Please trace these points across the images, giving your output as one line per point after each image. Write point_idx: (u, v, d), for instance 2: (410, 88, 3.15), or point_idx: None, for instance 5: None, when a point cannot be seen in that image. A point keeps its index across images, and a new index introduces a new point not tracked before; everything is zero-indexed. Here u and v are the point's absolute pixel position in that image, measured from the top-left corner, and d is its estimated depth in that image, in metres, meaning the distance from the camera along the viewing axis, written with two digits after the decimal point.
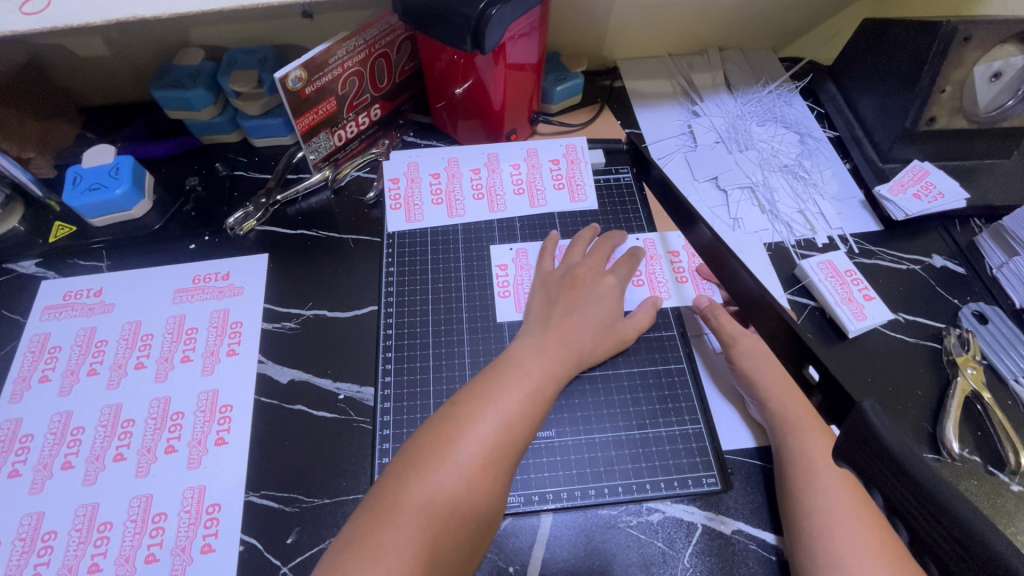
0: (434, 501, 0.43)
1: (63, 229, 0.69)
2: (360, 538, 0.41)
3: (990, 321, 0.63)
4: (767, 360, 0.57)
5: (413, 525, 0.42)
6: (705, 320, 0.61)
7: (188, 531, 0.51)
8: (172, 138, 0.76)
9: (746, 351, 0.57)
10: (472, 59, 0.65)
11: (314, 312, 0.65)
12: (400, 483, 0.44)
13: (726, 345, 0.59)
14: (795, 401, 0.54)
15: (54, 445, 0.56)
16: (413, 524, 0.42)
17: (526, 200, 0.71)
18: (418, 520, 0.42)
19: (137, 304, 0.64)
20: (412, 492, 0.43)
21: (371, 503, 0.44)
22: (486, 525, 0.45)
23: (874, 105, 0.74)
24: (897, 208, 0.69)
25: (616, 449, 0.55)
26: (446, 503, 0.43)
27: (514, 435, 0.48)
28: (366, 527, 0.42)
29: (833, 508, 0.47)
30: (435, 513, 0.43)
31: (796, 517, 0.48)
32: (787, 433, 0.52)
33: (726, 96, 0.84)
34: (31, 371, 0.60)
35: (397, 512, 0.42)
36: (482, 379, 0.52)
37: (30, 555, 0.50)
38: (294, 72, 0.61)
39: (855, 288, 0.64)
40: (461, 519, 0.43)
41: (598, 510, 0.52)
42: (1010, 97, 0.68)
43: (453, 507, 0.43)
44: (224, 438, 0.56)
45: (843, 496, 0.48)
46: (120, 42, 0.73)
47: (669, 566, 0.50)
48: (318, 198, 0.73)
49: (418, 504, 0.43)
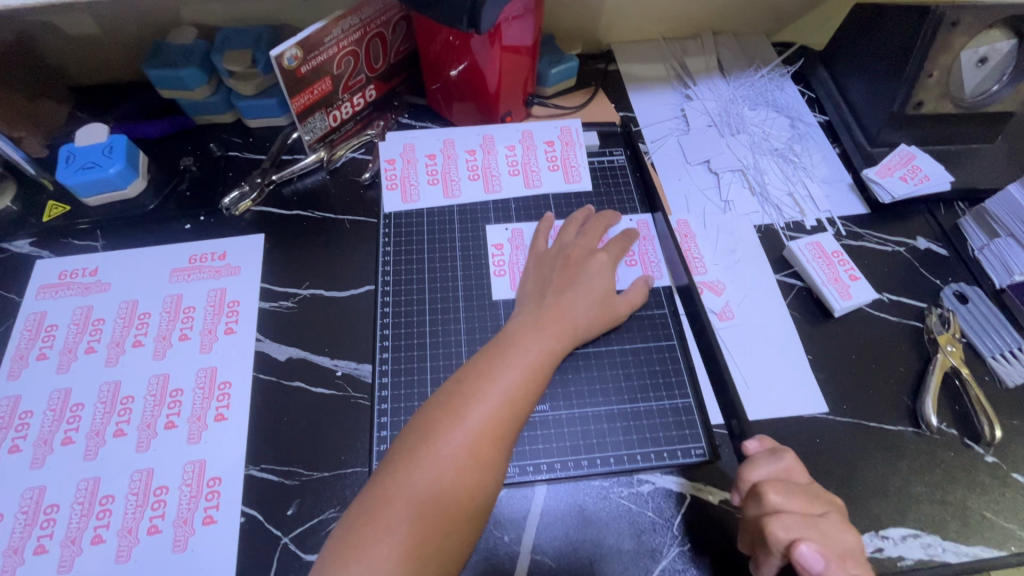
0: (444, 473, 0.45)
1: (58, 208, 0.69)
2: (375, 508, 0.43)
3: (970, 301, 0.65)
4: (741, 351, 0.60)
5: (423, 496, 0.44)
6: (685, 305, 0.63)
7: (190, 504, 0.52)
8: (165, 118, 0.76)
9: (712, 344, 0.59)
10: (466, 40, 0.65)
11: (311, 292, 0.65)
12: (411, 458, 0.45)
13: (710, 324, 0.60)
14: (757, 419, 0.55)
15: (53, 421, 0.56)
16: (424, 495, 0.44)
17: (521, 181, 0.72)
18: (429, 491, 0.44)
19: (133, 283, 0.65)
20: (425, 466, 0.45)
21: (382, 477, 0.45)
22: (493, 494, 0.47)
23: (864, 89, 0.76)
24: (884, 190, 0.70)
25: (608, 422, 0.56)
26: (455, 475, 0.45)
27: (517, 409, 0.49)
28: (379, 499, 0.44)
29: None
30: (445, 484, 0.44)
31: None
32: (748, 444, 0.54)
33: (720, 80, 0.85)
34: (28, 349, 0.60)
35: (409, 484, 0.44)
36: (485, 355, 0.53)
37: (34, 528, 0.51)
38: (290, 51, 0.61)
39: (841, 268, 0.66)
40: (472, 490, 0.45)
41: (591, 481, 0.54)
42: (994, 83, 0.70)
43: (462, 479, 0.45)
44: (224, 414, 0.57)
45: None
46: (110, 19, 0.73)
47: (658, 534, 0.52)
48: (313, 179, 0.73)
49: (429, 477, 0.44)
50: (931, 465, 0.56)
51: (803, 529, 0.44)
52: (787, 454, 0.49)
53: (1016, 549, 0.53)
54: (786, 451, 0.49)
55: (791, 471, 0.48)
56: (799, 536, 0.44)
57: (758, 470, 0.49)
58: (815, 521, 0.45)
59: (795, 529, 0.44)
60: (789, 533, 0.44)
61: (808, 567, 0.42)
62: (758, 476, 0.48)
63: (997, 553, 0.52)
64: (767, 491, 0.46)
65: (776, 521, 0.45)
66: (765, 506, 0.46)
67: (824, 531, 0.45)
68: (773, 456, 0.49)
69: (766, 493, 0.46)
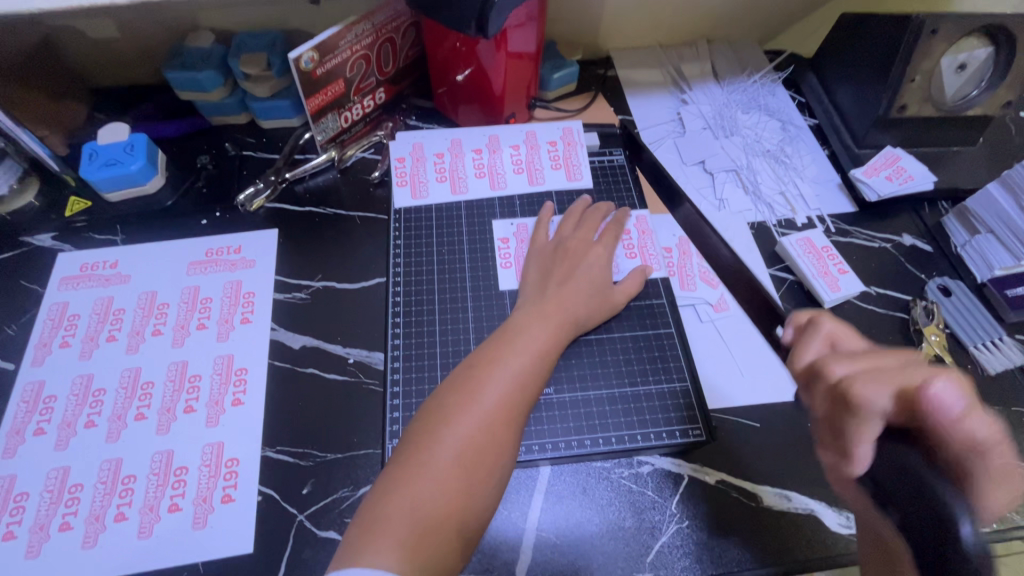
0: (463, 451, 0.47)
1: (79, 203, 0.72)
2: (398, 484, 0.46)
3: (953, 294, 0.68)
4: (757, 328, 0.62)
5: (442, 475, 0.46)
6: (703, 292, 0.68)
7: (209, 483, 0.55)
8: (182, 118, 0.79)
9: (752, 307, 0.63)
10: (473, 45, 0.69)
11: (323, 284, 0.68)
12: (427, 441, 0.48)
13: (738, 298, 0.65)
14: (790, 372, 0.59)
15: (76, 405, 0.58)
16: (446, 471, 0.46)
17: (525, 178, 0.75)
18: (447, 471, 0.46)
19: (152, 275, 0.67)
20: (439, 448, 0.47)
21: (400, 458, 0.47)
22: (507, 471, 0.49)
23: (851, 94, 0.79)
24: (870, 189, 0.74)
25: (610, 405, 0.59)
26: (474, 452, 0.47)
27: (525, 394, 0.52)
28: (398, 479, 0.46)
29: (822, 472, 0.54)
30: (462, 466, 0.47)
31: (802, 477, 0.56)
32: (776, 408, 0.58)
33: (714, 85, 0.89)
34: (51, 337, 0.63)
35: (431, 461, 0.46)
36: (495, 342, 0.55)
37: (59, 506, 0.53)
38: (307, 54, 0.64)
39: (831, 263, 0.69)
40: (487, 470, 0.48)
41: (592, 462, 0.57)
42: (973, 88, 0.74)
43: (478, 460, 0.47)
44: (240, 398, 0.59)
45: None
46: (131, 24, 0.76)
47: (657, 511, 0.54)
48: (325, 177, 0.76)
49: (447, 458, 0.47)
50: None
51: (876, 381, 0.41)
52: (823, 322, 0.51)
53: (998, 526, 0.55)
54: (823, 320, 0.51)
55: (834, 337, 0.49)
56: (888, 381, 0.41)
57: (807, 351, 0.49)
58: (886, 369, 0.42)
59: (889, 384, 0.40)
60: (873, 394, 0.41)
61: (938, 408, 0.38)
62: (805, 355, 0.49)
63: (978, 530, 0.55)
64: (830, 364, 0.44)
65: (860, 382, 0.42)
66: (835, 377, 0.44)
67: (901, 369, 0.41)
68: (812, 332, 0.50)
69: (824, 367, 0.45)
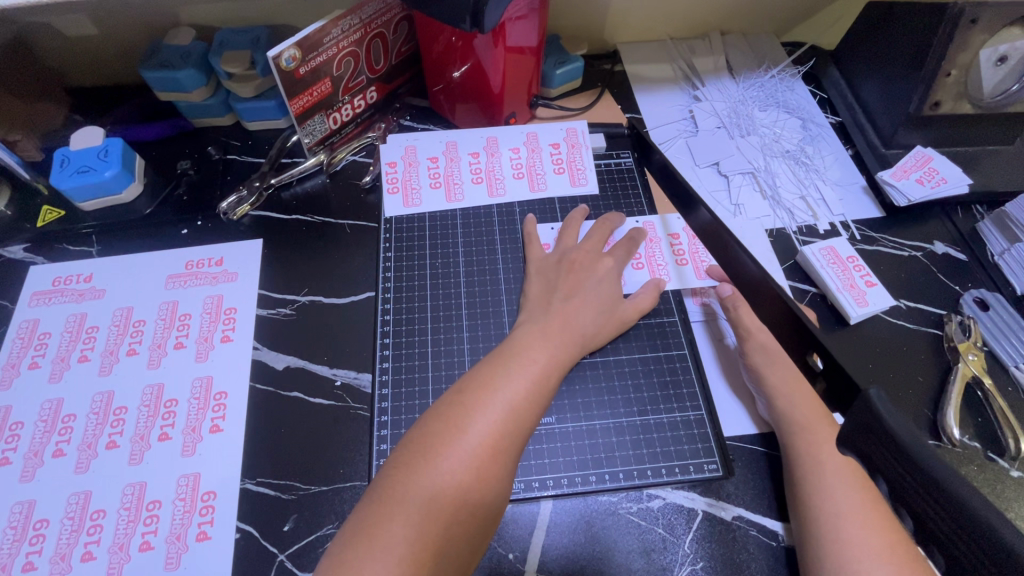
0: (444, 489, 0.42)
1: (53, 213, 0.68)
2: (369, 529, 0.40)
3: (991, 308, 0.63)
4: (779, 358, 0.55)
5: (423, 513, 0.41)
6: (725, 309, 0.60)
7: (183, 519, 0.51)
8: (163, 121, 0.75)
9: (758, 346, 0.56)
10: (469, 40, 0.64)
11: (309, 298, 0.63)
12: (408, 474, 0.43)
13: (740, 339, 0.57)
14: (806, 401, 0.52)
15: (44, 433, 0.55)
16: (423, 513, 0.41)
17: (525, 184, 0.70)
18: (428, 509, 0.41)
19: (128, 290, 0.63)
20: (420, 483, 0.42)
21: (377, 492, 0.42)
22: (501, 503, 0.45)
23: (879, 89, 0.73)
24: (900, 193, 0.68)
25: (616, 435, 0.54)
26: (470, 479, 0.43)
27: (520, 422, 0.47)
28: (375, 515, 0.41)
29: (841, 512, 0.46)
30: (448, 502, 0.42)
31: (804, 517, 0.48)
32: (794, 435, 0.51)
33: (729, 80, 0.83)
34: (20, 357, 0.59)
35: (406, 502, 0.41)
36: (488, 365, 0.50)
37: (22, 544, 0.49)
38: (288, 51, 0.60)
39: (856, 274, 0.64)
40: (471, 509, 0.43)
41: (598, 497, 0.52)
42: (1014, 82, 0.67)
43: (465, 496, 0.42)
44: (219, 425, 0.55)
45: (853, 498, 0.47)
46: (107, 20, 0.71)
47: (669, 552, 0.49)
48: (313, 182, 0.72)
49: (430, 493, 0.42)
50: None
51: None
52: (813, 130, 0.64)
53: None
54: None
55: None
56: None
57: None
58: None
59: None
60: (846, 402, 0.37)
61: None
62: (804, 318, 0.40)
63: None
64: None
65: None
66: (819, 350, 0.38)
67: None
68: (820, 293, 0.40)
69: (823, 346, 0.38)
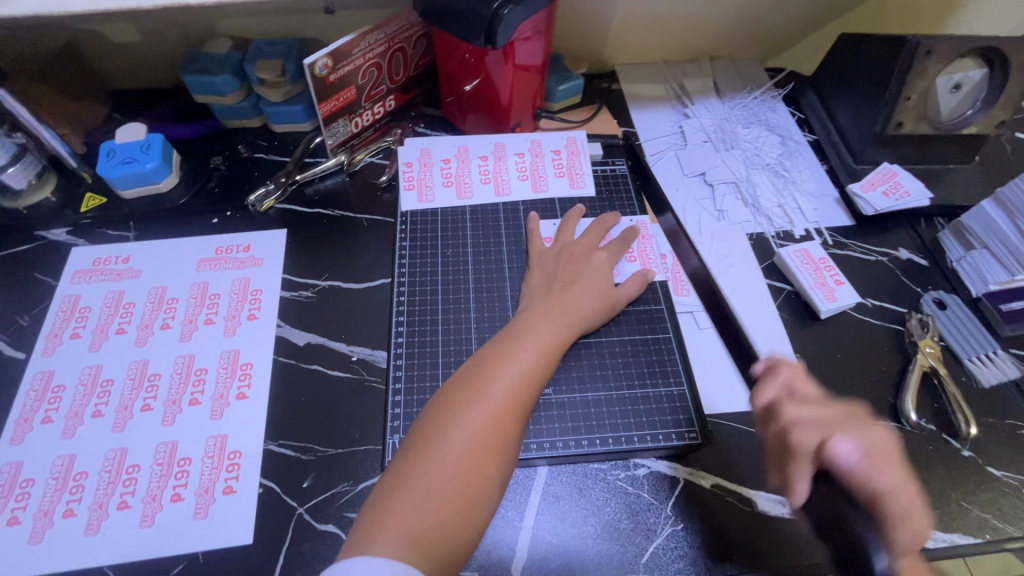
0: (470, 446, 0.48)
1: (95, 200, 0.74)
2: (406, 478, 0.46)
3: (948, 307, 0.69)
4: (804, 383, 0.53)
5: (452, 467, 0.47)
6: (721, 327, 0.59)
7: (212, 474, 0.55)
8: (198, 121, 0.82)
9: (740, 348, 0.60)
10: (482, 57, 0.71)
11: (329, 283, 0.69)
12: (437, 434, 0.48)
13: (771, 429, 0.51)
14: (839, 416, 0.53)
15: (84, 395, 0.60)
16: (453, 465, 0.47)
17: (529, 185, 0.77)
18: (456, 464, 0.47)
19: (162, 270, 0.69)
20: (449, 441, 0.48)
21: (411, 451, 0.48)
22: (516, 460, 0.51)
23: (849, 111, 0.81)
24: (868, 204, 0.75)
25: (607, 406, 0.60)
26: (490, 438, 0.48)
27: (531, 390, 0.52)
28: (410, 469, 0.47)
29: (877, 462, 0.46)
30: (472, 457, 0.47)
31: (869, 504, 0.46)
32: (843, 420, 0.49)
33: (715, 100, 0.91)
34: (62, 328, 0.64)
35: (438, 456, 0.47)
36: (500, 343, 0.56)
37: (64, 493, 0.54)
38: (321, 60, 0.67)
39: (827, 274, 0.71)
40: (493, 463, 0.48)
41: (589, 463, 0.57)
42: (968, 108, 0.76)
43: (486, 452, 0.48)
44: (245, 392, 0.60)
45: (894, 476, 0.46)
46: (153, 29, 0.78)
47: (653, 513, 0.55)
48: (333, 180, 0.78)
49: (456, 451, 0.47)
50: (910, 457, 0.59)
51: (822, 430, 0.48)
52: (784, 368, 0.54)
53: (990, 537, 0.56)
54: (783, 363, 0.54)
55: (793, 381, 0.53)
56: (830, 435, 0.47)
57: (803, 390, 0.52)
58: (832, 421, 0.48)
59: (820, 432, 0.48)
60: (816, 438, 0.47)
61: (842, 463, 0.46)
62: (767, 397, 0.52)
63: (972, 540, 0.55)
64: (783, 408, 0.50)
65: (798, 427, 0.48)
66: (784, 420, 0.50)
67: (845, 426, 0.48)
68: (772, 375, 0.53)
69: (782, 408, 0.50)
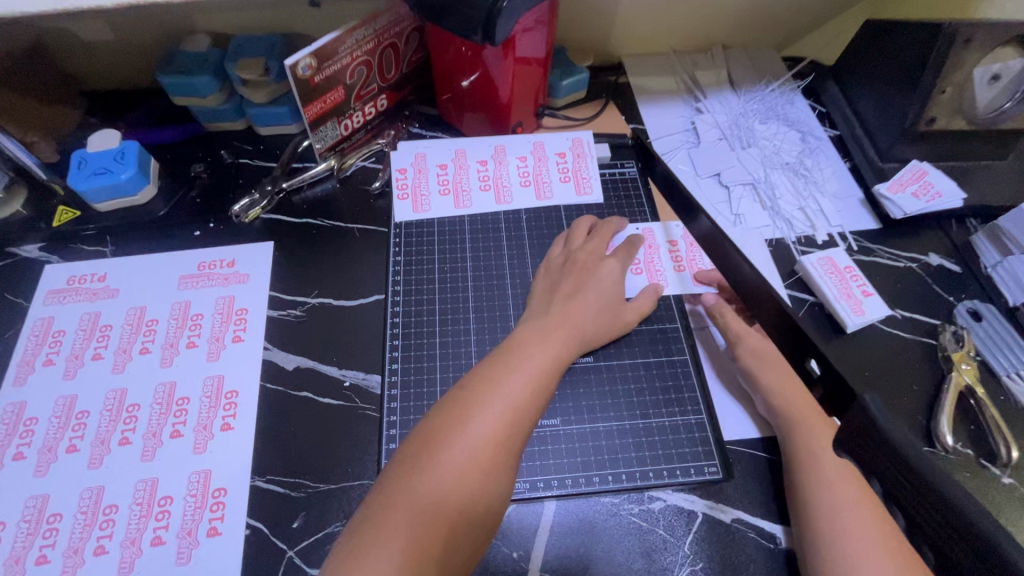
0: (450, 481, 0.42)
1: (68, 213, 0.69)
2: (376, 517, 0.41)
3: (984, 319, 0.64)
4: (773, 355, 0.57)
5: (429, 504, 0.41)
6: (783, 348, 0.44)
7: (194, 514, 0.52)
8: (178, 125, 0.77)
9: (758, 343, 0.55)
10: (479, 52, 0.65)
11: (320, 301, 0.65)
12: (412, 467, 0.43)
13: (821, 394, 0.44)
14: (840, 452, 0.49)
15: (58, 428, 0.56)
16: (430, 501, 0.41)
17: (532, 192, 0.72)
18: (432, 501, 0.41)
19: (141, 289, 0.64)
20: (425, 476, 0.42)
21: (383, 486, 0.43)
22: (504, 496, 0.45)
23: (875, 104, 0.75)
24: (896, 206, 0.70)
25: (619, 437, 0.56)
26: (473, 471, 0.43)
27: (521, 418, 0.47)
28: (381, 506, 0.41)
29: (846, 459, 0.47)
30: (451, 494, 0.42)
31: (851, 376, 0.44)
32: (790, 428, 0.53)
33: (730, 93, 0.85)
34: (35, 354, 0.60)
35: (412, 492, 0.42)
36: (489, 364, 0.51)
37: (36, 537, 0.50)
38: (304, 60, 0.61)
39: (854, 283, 0.65)
40: (476, 501, 0.43)
41: (600, 498, 0.53)
42: (1006, 100, 0.69)
43: (469, 487, 0.43)
44: (230, 423, 0.56)
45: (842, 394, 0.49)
46: (127, 27, 0.73)
47: (669, 553, 0.51)
48: (322, 188, 0.73)
49: (433, 487, 0.42)
50: None
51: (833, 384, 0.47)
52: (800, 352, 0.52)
53: None
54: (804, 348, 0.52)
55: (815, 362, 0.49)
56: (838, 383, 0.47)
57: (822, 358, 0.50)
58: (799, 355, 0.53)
59: None
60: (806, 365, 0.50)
61: None
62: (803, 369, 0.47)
63: None
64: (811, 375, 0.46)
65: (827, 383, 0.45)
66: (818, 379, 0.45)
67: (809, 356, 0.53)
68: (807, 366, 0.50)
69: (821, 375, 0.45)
